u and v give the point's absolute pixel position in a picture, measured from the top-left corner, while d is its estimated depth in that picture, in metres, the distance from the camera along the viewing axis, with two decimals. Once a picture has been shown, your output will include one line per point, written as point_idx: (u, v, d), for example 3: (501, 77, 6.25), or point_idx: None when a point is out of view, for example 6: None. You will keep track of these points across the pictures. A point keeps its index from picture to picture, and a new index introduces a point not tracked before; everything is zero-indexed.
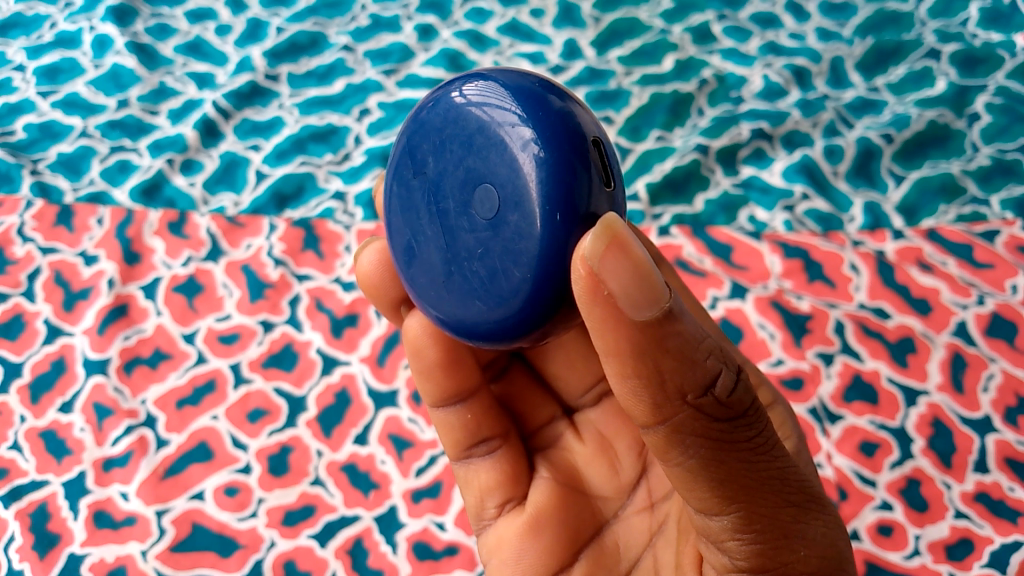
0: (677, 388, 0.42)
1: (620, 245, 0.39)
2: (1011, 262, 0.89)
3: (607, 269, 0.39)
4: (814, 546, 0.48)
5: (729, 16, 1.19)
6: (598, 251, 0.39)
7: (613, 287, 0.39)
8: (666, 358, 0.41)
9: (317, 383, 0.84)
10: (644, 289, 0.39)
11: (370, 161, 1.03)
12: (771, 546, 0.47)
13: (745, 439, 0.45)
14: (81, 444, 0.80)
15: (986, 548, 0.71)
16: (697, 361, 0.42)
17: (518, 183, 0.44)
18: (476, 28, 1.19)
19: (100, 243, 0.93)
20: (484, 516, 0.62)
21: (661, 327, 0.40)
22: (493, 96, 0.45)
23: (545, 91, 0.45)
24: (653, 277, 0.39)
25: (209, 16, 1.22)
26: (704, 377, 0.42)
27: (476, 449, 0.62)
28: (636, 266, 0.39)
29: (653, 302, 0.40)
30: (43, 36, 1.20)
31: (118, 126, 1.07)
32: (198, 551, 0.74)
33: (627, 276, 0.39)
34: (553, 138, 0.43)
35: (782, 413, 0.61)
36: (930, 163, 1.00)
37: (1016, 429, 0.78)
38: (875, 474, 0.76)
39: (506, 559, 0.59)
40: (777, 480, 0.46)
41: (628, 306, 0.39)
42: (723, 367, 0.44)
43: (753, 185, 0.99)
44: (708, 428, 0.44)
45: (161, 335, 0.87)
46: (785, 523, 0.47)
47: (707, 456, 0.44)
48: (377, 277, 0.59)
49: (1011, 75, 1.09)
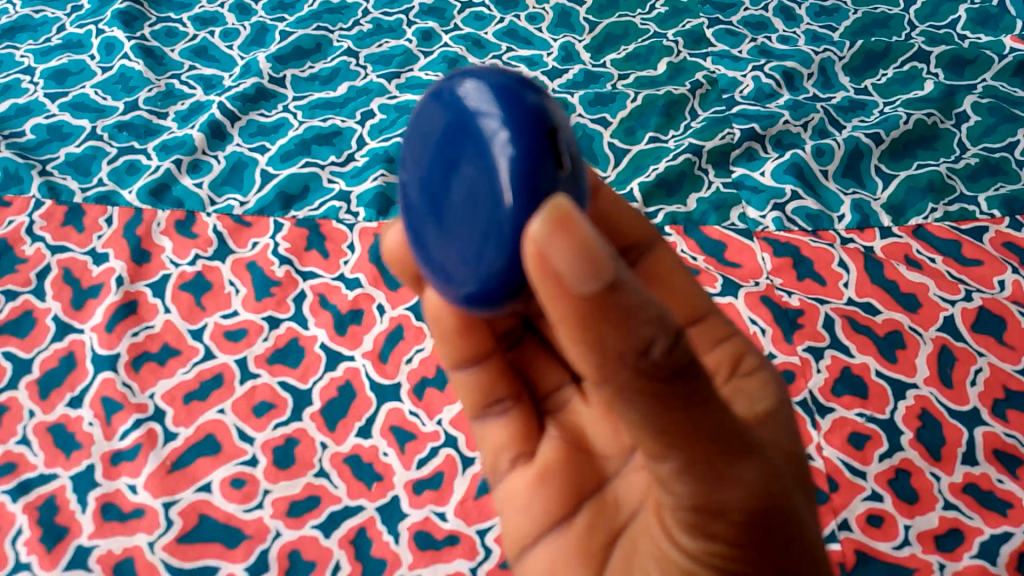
0: (619, 353, 0.38)
1: (567, 224, 0.35)
2: (998, 259, 0.92)
3: (551, 248, 0.35)
4: (745, 487, 0.45)
5: (721, 20, 1.23)
6: (544, 230, 0.35)
7: (559, 265, 0.35)
8: (609, 328, 0.37)
9: (322, 377, 0.86)
10: (589, 264, 0.35)
11: (372, 161, 1.05)
12: (709, 486, 0.44)
13: (689, 394, 0.40)
14: (90, 438, 0.82)
15: (975, 538, 0.73)
16: (641, 324, 0.37)
17: (491, 170, 0.43)
18: (476, 32, 1.23)
19: (109, 242, 0.96)
20: (498, 469, 0.65)
21: (606, 300, 0.36)
22: (476, 96, 0.46)
23: (525, 88, 0.45)
24: (597, 246, 0.35)
25: (215, 21, 1.26)
26: (643, 341, 0.38)
27: (493, 407, 0.66)
28: (581, 243, 0.35)
29: (601, 274, 0.35)
30: (51, 39, 1.23)
31: (125, 128, 1.09)
32: (204, 542, 0.76)
33: (572, 254, 0.35)
34: (526, 123, 0.43)
35: (765, 377, 0.60)
36: (918, 163, 1.02)
37: (1004, 423, 0.80)
38: (865, 466, 0.78)
39: (518, 508, 0.62)
40: (721, 428, 0.42)
41: (573, 282, 0.35)
42: (668, 329, 0.38)
43: (746, 184, 1.02)
44: (652, 388, 0.39)
45: (169, 331, 0.89)
46: (718, 465, 0.43)
47: (649, 411, 0.40)
48: (402, 253, 0.58)
49: (998, 76, 1.12)
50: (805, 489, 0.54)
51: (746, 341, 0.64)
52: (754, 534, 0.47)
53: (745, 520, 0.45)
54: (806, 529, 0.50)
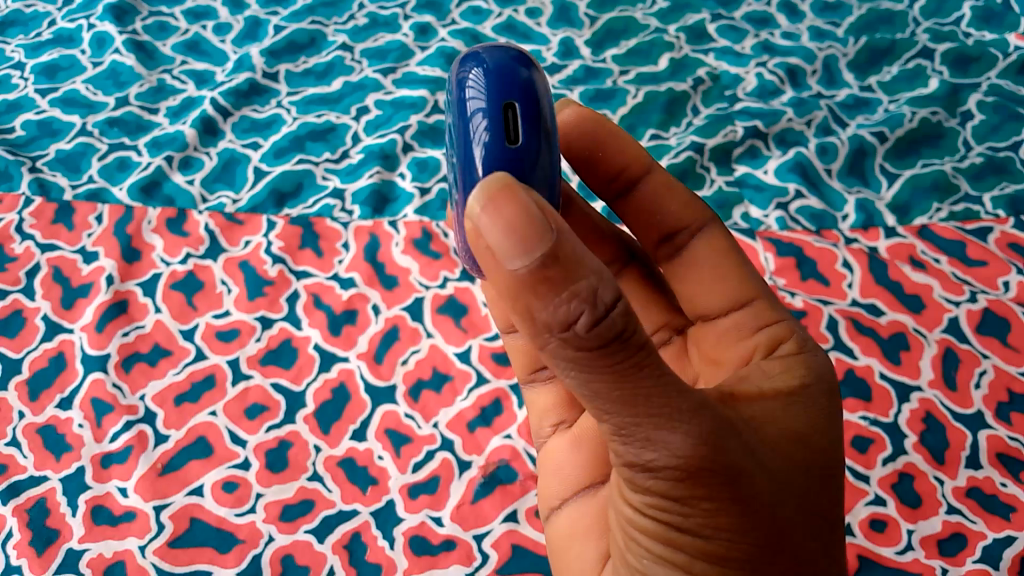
0: (546, 323, 0.39)
1: (500, 201, 0.38)
2: (1003, 259, 0.91)
3: (484, 225, 0.38)
4: (678, 452, 0.43)
5: (723, 15, 1.22)
6: (478, 206, 0.39)
7: (490, 241, 0.38)
8: (535, 299, 0.38)
9: (316, 378, 0.85)
10: (517, 238, 0.37)
11: (368, 158, 1.04)
12: (643, 448, 0.43)
13: (614, 360, 0.40)
14: (80, 440, 0.80)
15: (979, 543, 0.72)
16: (565, 298, 0.38)
17: (468, 150, 0.48)
18: (474, 27, 1.21)
19: (99, 240, 0.94)
20: (542, 434, 0.68)
21: (534, 275, 0.38)
22: (464, 72, 0.50)
23: (514, 60, 0.49)
24: (532, 219, 0.37)
25: (208, 15, 1.24)
26: (567, 315, 0.38)
27: (539, 373, 0.69)
28: (510, 219, 0.38)
29: (535, 249, 0.37)
30: (43, 34, 1.21)
31: (117, 124, 1.07)
32: (195, 546, 0.74)
33: (502, 230, 0.38)
34: (509, 107, 0.48)
35: (794, 360, 0.55)
36: (922, 162, 1.01)
37: (1009, 426, 0.79)
38: (868, 469, 0.76)
39: (550, 471, 0.64)
40: (657, 395, 0.42)
41: (504, 257, 0.38)
42: (594, 302, 0.38)
43: (748, 183, 1.00)
44: (579, 356, 0.40)
45: (160, 331, 0.87)
46: (646, 428, 0.43)
47: (584, 375, 0.41)
48: None
49: (1003, 73, 1.10)
50: (794, 472, 0.50)
51: (795, 326, 0.60)
52: (692, 502, 0.45)
53: (681, 486, 0.44)
54: (772, 503, 0.47)
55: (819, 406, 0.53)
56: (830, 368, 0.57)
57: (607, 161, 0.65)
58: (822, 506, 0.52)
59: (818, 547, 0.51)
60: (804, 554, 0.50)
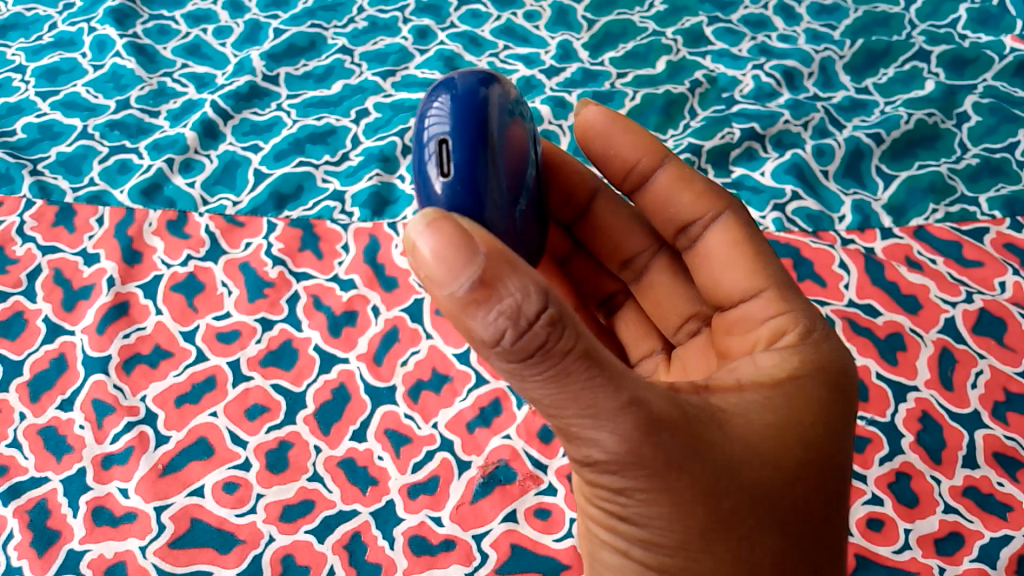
0: (479, 340, 0.41)
1: (430, 232, 0.40)
2: (999, 260, 0.91)
3: (416, 258, 0.41)
4: (611, 449, 0.45)
5: (720, 18, 1.22)
6: (410, 236, 0.41)
7: (423, 273, 0.41)
8: (468, 320, 0.41)
9: (316, 380, 0.85)
10: (444, 268, 0.40)
11: (367, 161, 1.04)
12: (580, 445, 0.46)
13: (542, 368, 0.42)
14: (81, 441, 0.80)
15: (975, 542, 0.72)
16: (492, 317, 0.40)
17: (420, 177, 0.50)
18: (473, 30, 1.21)
19: (100, 242, 0.94)
20: None
21: (466, 302, 0.40)
22: (429, 97, 0.51)
23: (472, 84, 0.50)
24: (456, 249, 0.39)
25: (208, 19, 1.25)
26: (494, 334, 0.41)
27: None
28: (434, 251, 0.40)
29: (462, 275, 0.40)
30: (43, 37, 1.22)
31: (117, 127, 1.08)
32: (196, 547, 0.75)
33: (430, 261, 0.40)
34: (460, 134, 0.49)
35: (781, 358, 0.55)
36: (919, 163, 1.02)
37: (1004, 426, 0.79)
38: (865, 469, 0.77)
39: None
40: (585, 398, 0.43)
41: (437, 287, 0.40)
42: (517, 320, 0.40)
43: (745, 184, 1.01)
44: (511, 366, 0.43)
45: (161, 332, 0.88)
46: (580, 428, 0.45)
47: (523, 382, 0.44)
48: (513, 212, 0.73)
49: (999, 76, 1.11)
50: (752, 464, 0.49)
51: (804, 317, 0.59)
52: (629, 495, 0.47)
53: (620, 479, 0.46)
54: (719, 493, 0.48)
55: (792, 399, 0.53)
56: (822, 357, 0.56)
57: (618, 159, 0.67)
58: (786, 500, 0.51)
59: (779, 536, 0.51)
60: (758, 546, 0.50)
